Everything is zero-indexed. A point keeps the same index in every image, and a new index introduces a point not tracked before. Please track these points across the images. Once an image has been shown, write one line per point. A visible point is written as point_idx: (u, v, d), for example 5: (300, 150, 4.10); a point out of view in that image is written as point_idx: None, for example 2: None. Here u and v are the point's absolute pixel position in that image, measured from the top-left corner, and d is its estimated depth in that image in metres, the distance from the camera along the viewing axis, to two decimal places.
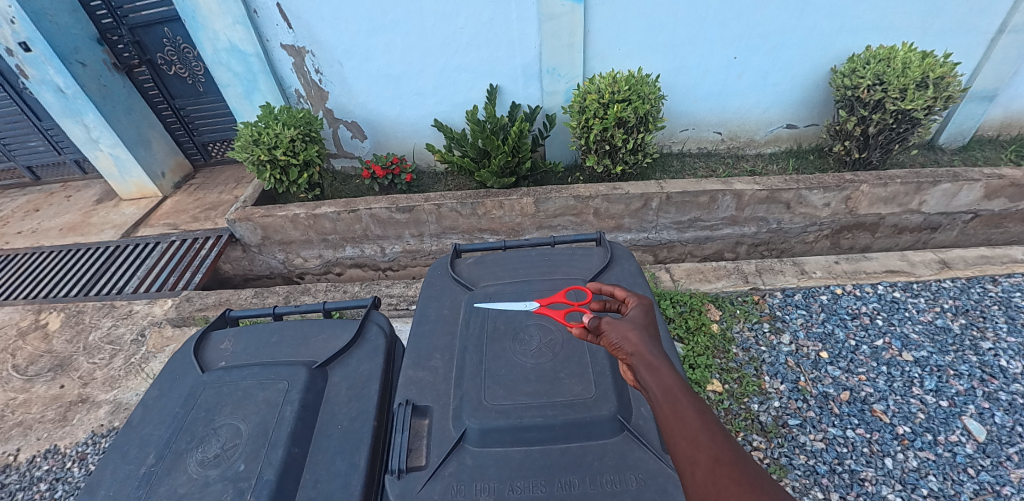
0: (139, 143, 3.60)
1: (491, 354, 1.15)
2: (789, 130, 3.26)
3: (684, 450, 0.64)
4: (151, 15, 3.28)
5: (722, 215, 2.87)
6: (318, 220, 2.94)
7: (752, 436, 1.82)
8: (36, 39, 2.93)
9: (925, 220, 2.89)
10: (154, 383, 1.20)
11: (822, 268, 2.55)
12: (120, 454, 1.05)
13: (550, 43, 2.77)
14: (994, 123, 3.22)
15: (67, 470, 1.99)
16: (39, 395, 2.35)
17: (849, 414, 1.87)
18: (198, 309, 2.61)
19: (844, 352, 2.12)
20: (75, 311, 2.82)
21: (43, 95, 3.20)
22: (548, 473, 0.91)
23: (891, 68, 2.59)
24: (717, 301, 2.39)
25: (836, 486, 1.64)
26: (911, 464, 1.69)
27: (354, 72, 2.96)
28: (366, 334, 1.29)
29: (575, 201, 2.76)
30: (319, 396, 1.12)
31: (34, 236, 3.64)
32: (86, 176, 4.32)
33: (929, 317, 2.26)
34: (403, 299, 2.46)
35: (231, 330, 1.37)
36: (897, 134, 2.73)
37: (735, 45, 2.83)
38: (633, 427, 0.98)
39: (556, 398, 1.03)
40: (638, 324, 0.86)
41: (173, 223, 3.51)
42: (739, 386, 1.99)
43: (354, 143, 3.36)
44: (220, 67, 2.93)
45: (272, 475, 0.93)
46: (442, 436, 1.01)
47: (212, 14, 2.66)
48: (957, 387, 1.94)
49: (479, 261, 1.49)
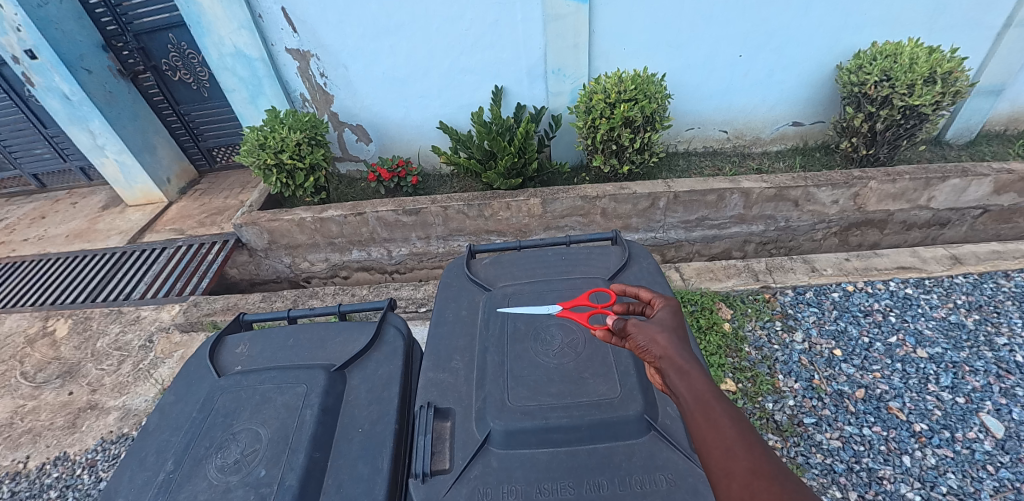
0: (145, 149, 3.61)
1: (512, 354, 1.14)
2: (795, 128, 3.25)
3: (719, 460, 0.62)
4: (155, 21, 3.29)
5: (730, 214, 2.85)
6: (325, 224, 2.94)
7: (767, 435, 1.80)
8: (42, 46, 2.95)
9: (934, 216, 2.87)
10: (171, 389, 1.19)
11: (832, 265, 2.53)
12: (138, 461, 1.04)
13: (554, 44, 2.76)
14: (1001, 118, 3.20)
15: (77, 477, 1.98)
16: (47, 402, 2.34)
17: (865, 411, 1.85)
18: (206, 314, 2.61)
19: (858, 349, 2.10)
20: (82, 318, 2.81)
21: (50, 102, 3.22)
22: (576, 475, 0.90)
23: (898, 64, 2.57)
24: (728, 300, 2.37)
25: (854, 484, 1.62)
26: (930, 462, 1.67)
27: (359, 75, 2.96)
28: (383, 336, 1.28)
29: (582, 201, 2.75)
30: (339, 399, 1.11)
31: (40, 244, 3.64)
32: (91, 183, 4.32)
33: (942, 313, 2.24)
34: (412, 301, 2.45)
35: (246, 334, 1.36)
36: (905, 130, 2.71)
37: (741, 43, 2.82)
38: (661, 427, 0.97)
39: (581, 398, 1.02)
40: (666, 326, 0.85)
41: (180, 229, 3.52)
42: (753, 385, 1.97)
43: (360, 146, 3.36)
44: (225, 72, 2.94)
45: (295, 480, 0.93)
46: (466, 438, 1.00)
47: (217, 19, 2.67)
48: (973, 384, 1.92)
49: (495, 261, 1.48)
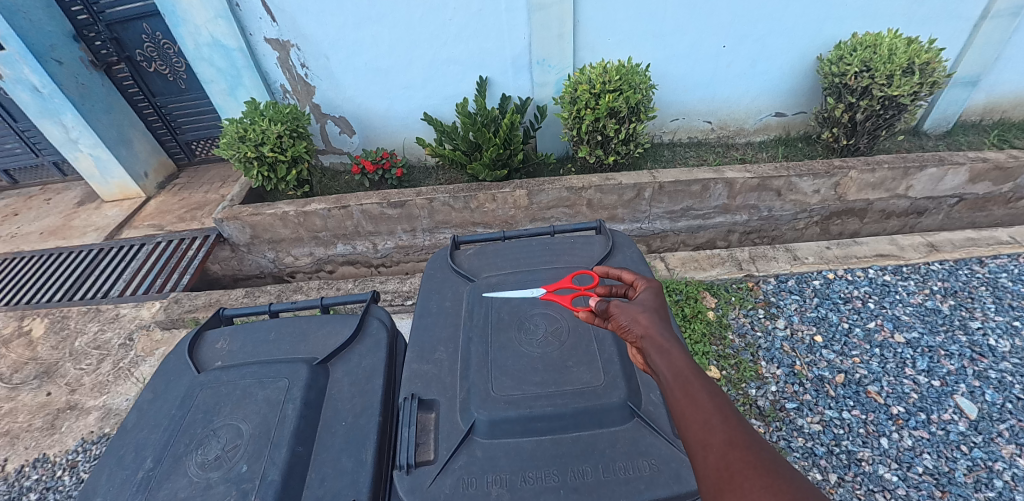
0: (120, 143, 3.50)
1: (497, 344, 1.14)
2: (778, 119, 3.29)
3: (696, 433, 0.63)
4: (128, 11, 3.17)
5: (715, 204, 2.89)
6: (309, 218, 2.89)
7: (751, 420, 1.84)
8: (9, 36, 2.82)
9: (911, 205, 2.94)
10: (148, 386, 1.16)
11: (814, 253, 2.58)
12: (116, 460, 1.02)
13: (539, 34, 2.74)
14: (977, 109, 3.27)
15: (57, 479, 1.94)
16: (25, 404, 2.28)
17: (845, 395, 1.91)
18: (188, 311, 2.56)
19: (838, 335, 2.16)
20: (59, 317, 2.73)
21: (18, 95, 3.08)
22: (560, 463, 0.91)
23: (877, 55, 2.62)
24: (712, 288, 2.41)
25: (834, 466, 1.67)
26: (907, 443, 1.73)
27: (342, 66, 2.90)
28: (366, 328, 1.27)
29: (568, 192, 2.75)
30: (321, 393, 1.10)
31: (12, 242, 3.51)
32: (66, 179, 4.18)
33: (919, 299, 2.31)
34: (398, 295, 2.44)
35: (226, 329, 1.33)
36: (884, 120, 2.75)
37: (725, 34, 2.83)
38: (644, 413, 0.98)
39: (565, 386, 1.02)
40: (648, 307, 0.86)
41: (158, 224, 3.43)
42: (736, 372, 2.01)
43: (344, 139, 3.30)
44: (203, 63, 2.85)
45: (277, 476, 0.92)
46: (450, 429, 1.00)
47: (192, 8, 2.58)
48: (948, 367, 1.98)
49: (479, 252, 1.48)
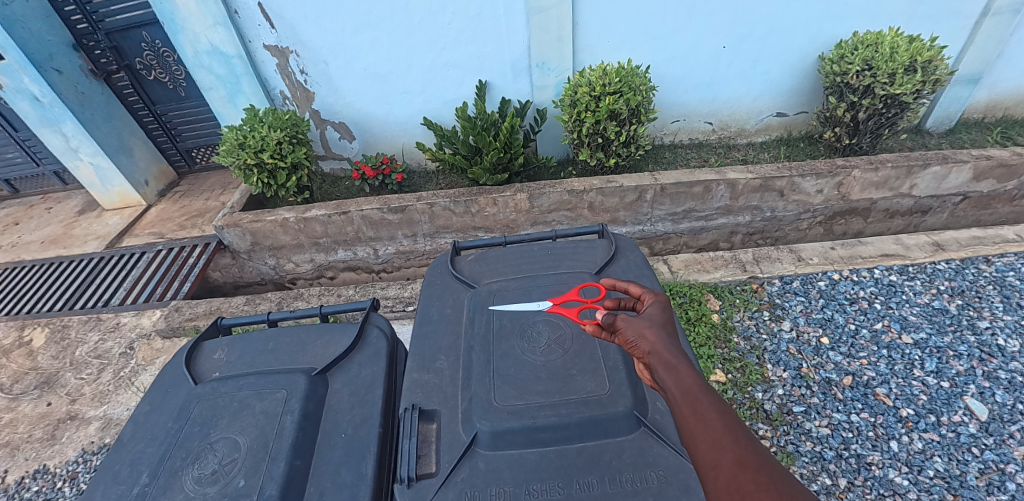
0: (120, 151, 3.49)
1: (499, 353, 1.12)
2: (779, 119, 3.27)
3: (706, 453, 0.61)
4: (127, 19, 3.18)
5: (716, 205, 2.87)
6: (308, 224, 2.88)
7: (758, 424, 1.80)
8: (8, 46, 2.83)
9: (916, 204, 2.91)
10: (144, 398, 1.15)
11: (819, 254, 2.55)
12: (111, 475, 1.00)
13: (539, 37, 2.73)
14: (980, 105, 3.24)
15: (57, 491, 1.92)
16: (25, 414, 2.26)
17: (852, 398, 1.87)
18: (188, 319, 2.54)
19: (844, 336, 2.13)
20: (60, 326, 2.72)
21: (19, 104, 3.09)
22: (564, 475, 0.88)
23: (879, 53, 2.60)
24: (716, 291, 2.38)
25: (843, 471, 1.64)
26: (917, 446, 1.69)
27: (340, 71, 2.89)
28: (366, 337, 1.25)
29: (569, 195, 2.73)
30: (320, 404, 1.08)
31: (12, 251, 3.51)
32: (66, 188, 4.18)
33: (926, 299, 2.27)
34: (399, 301, 2.42)
35: (224, 339, 1.32)
36: (886, 119, 2.74)
37: (725, 34, 2.82)
38: (650, 422, 0.96)
39: (569, 395, 1.00)
40: (655, 321, 0.83)
41: (159, 232, 3.43)
42: (742, 375, 1.98)
43: (344, 144, 3.29)
44: (201, 70, 2.85)
45: (274, 490, 0.89)
46: (452, 440, 0.98)
47: (191, 15, 2.58)
48: (957, 368, 1.95)
49: (480, 257, 1.46)
